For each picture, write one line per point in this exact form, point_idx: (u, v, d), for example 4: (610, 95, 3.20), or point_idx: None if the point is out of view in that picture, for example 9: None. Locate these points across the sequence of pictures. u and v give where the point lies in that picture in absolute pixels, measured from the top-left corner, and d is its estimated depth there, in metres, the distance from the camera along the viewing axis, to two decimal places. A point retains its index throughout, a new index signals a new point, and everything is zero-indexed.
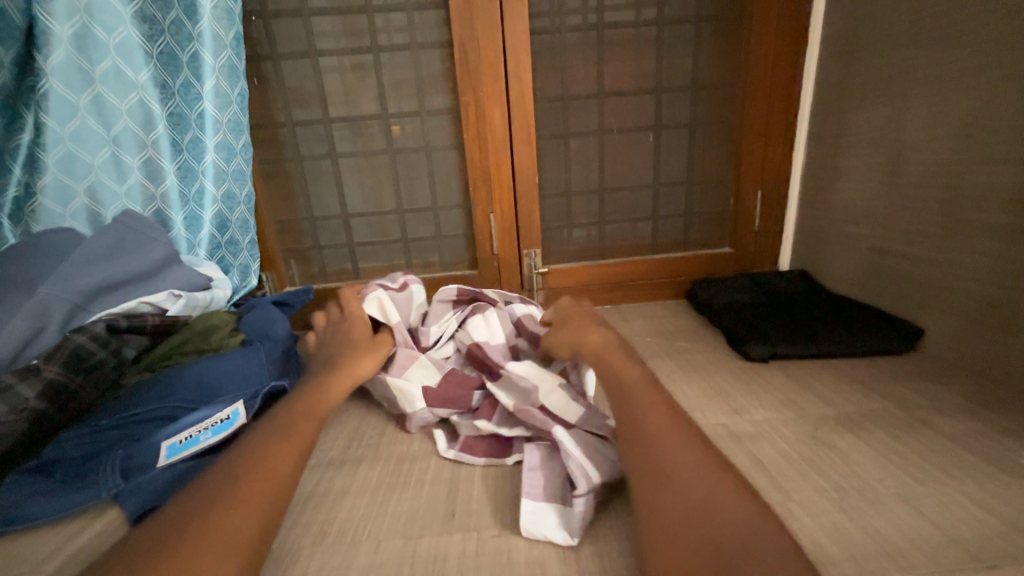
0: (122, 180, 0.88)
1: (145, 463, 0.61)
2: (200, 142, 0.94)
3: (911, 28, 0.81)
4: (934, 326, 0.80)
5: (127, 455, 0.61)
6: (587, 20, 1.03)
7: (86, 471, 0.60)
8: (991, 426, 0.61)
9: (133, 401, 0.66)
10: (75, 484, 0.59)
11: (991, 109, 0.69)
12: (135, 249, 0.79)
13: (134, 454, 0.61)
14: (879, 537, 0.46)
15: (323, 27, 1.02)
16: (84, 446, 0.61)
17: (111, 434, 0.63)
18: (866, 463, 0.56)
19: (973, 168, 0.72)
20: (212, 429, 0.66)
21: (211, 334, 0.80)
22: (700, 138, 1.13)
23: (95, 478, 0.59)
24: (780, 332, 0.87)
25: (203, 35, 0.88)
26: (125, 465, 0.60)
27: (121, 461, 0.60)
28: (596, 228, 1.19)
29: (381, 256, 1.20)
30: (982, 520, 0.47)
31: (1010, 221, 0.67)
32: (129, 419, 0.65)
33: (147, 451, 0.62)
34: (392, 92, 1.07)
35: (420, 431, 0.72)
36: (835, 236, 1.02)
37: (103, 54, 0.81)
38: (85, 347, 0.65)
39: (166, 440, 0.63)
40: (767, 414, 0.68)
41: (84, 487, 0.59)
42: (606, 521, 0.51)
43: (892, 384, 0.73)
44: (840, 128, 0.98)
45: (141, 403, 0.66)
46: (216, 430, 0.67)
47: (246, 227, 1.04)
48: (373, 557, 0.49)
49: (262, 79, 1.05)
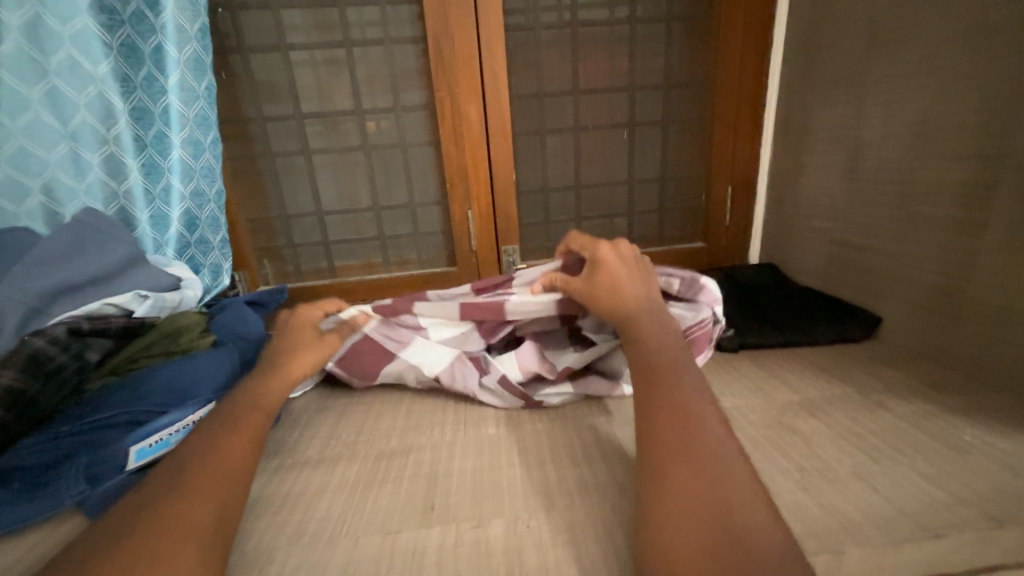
0: (81, 177, 0.85)
1: (112, 468, 0.60)
2: (166, 138, 0.90)
3: (869, 30, 0.85)
4: (890, 314, 0.84)
5: (92, 460, 0.59)
6: (562, 18, 1.04)
7: (48, 478, 0.58)
8: (940, 407, 0.65)
9: (98, 405, 0.64)
10: (39, 490, 0.58)
11: (939, 111, 0.73)
12: (98, 249, 0.76)
13: (99, 460, 0.59)
14: (837, 513, 0.49)
15: (294, 20, 1.00)
16: (46, 453, 0.59)
17: (72, 441, 0.60)
18: (825, 444, 0.59)
19: (925, 163, 0.76)
20: (182, 432, 0.66)
21: (181, 335, 0.77)
22: (673, 135, 1.16)
23: (59, 484, 0.58)
24: (750, 323, 0.91)
25: (166, 26, 0.84)
26: (91, 470, 0.59)
27: (86, 466, 0.59)
28: (574, 224, 1.20)
29: (357, 254, 1.18)
30: (930, 495, 0.50)
31: (957, 214, 0.71)
32: (90, 424, 0.62)
33: (115, 455, 0.60)
34: (366, 88, 1.06)
35: (400, 427, 0.72)
36: (801, 230, 1.06)
37: (56, 45, 0.79)
38: (43, 351, 0.62)
39: (136, 444, 0.61)
40: (736, 401, 0.70)
41: (49, 494, 0.58)
42: (583, 508, 0.52)
43: (852, 369, 0.77)
44: (803, 126, 1.02)
45: (106, 407, 0.64)
46: (186, 433, 0.66)
47: (216, 225, 1.01)
48: (351, 554, 0.49)
49: (229, 72, 1.02)
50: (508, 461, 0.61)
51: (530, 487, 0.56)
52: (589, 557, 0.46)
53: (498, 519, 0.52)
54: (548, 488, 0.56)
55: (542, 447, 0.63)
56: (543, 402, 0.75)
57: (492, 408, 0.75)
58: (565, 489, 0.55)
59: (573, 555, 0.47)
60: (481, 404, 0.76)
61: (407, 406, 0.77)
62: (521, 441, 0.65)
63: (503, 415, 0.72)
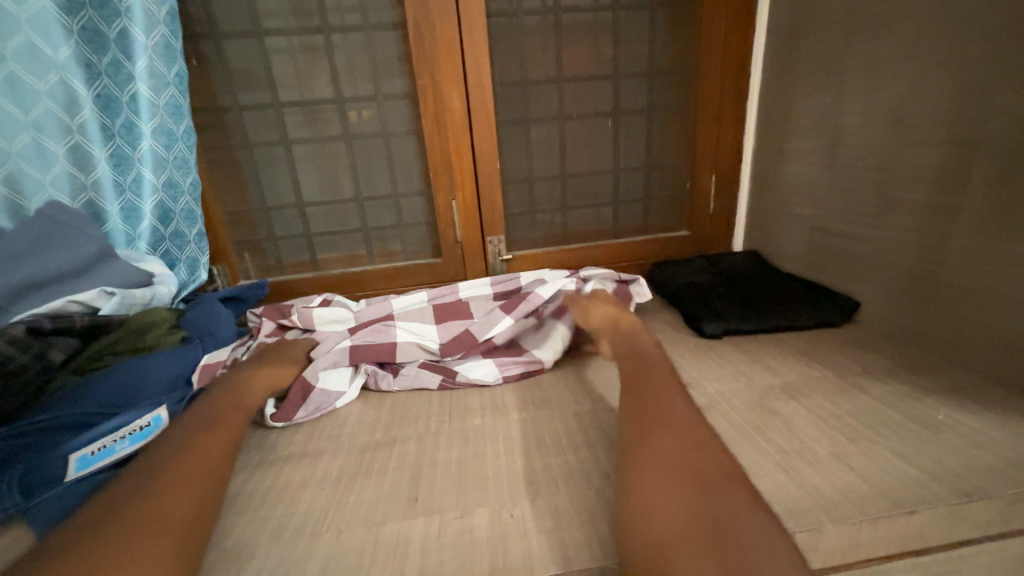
0: (47, 168, 0.83)
1: (50, 478, 0.54)
2: (135, 127, 0.87)
3: (848, 17, 0.85)
4: (868, 298, 0.86)
5: (27, 469, 0.54)
6: (544, 3, 1.02)
7: None
8: (913, 388, 0.66)
9: (47, 408, 0.62)
10: None
11: (915, 98, 0.74)
12: (64, 243, 0.73)
13: (34, 469, 0.54)
14: (815, 492, 0.50)
15: (268, 4, 0.96)
16: None
17: (11, 444, 0.56)
18: (805, 426, 0.60)
19: (902, 150, 0.77)
20: (129, 436, 0.60)
21: (147, 332, 0.76)
22: (657, 123, 1.15)
23: None
24: (733, 310, 0.92)
25: (132, 10, 0.81)
26: (26, 481, 0.53)
27: (21, 476, 0.54)
28: (560, 214, 1.19)
29: (341, 246, 1.16)
30: (904, 473, 0.51)
31: (933, 199, 0.72)
32: (36, 427, 0.58)
33: (54, 463, 0.55)
34: (345, 76, 1.03)
35: (383, 420, 0.71)
36: (783, 217, 1.07)
37: (14, 28, 0.75)
38: (3, 352, 0.59)
39: (76, 452, 0.57)
40: (720, 387, 0.71)
41: None
42: (567, 495, 0.52)
43: (832, 353, 0.78)
44: (786, 114, 1.02)
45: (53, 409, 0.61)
46: (134, 437, 0.61)
47: (192, 218, 0.97)
48: (335, 548, 0.48)
49: (201, 59, 0.98)
50: (493, 451, 0.61)
51: (514, 476, 0.56)
52: (573, 541, 0.47)
53: (482, 508, 0.52)
54: (532, 476, 0.56)
55: (527, 436, 0.63)
56: (530, 391, 0.75)
57: (479, 398, 0.75)
58: (549, 478, 0.55)
59: (557, 540, 0.47)
60: (466, 395, 0.75)
61: (392, 400, 0.77)
62: (507, 430, 0.65)
63: (489, 405, 0.72)
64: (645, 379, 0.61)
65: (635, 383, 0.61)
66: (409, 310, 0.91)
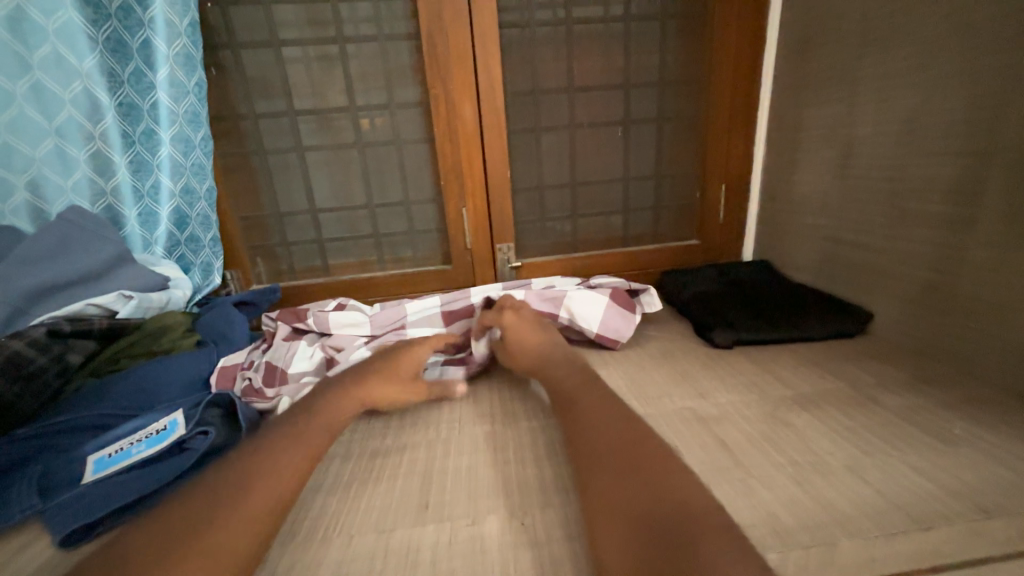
0: (68, 174, 0.85)
1: (69, 478, 0.56)
2: (155, 135, 0.89)
3: (860, 29, 0.85)
4: (882, 309, 0.85)
5: (46, 470, 0.56)
6: (556, 15, 1.04)
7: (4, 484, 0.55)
8: (930, 401, 0.65)
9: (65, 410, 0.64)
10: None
11: (927, 108, 0.74)
12: (83, 248, 0.75)
13: (52, 470, 0.56)
14: (830, 507, 0.49)
15: (286, 16, 0.99)
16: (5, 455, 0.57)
17: (28, 444, 0.58)
18: (819, 439, 0.60)
19: (914, 161, 0.77)
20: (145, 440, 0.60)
21: (163, 335, 0.78)
22: (668, 133, 1.15)
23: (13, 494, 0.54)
24: (743, 319, 0.91)
25: (155, 21, 0.83)
26: (44, 481, 0.56)
27: (40, 476, 0.56)
28: (570, 221, 1.20)
29: (352, 252, 1.17)
30: (921, 488, 0.50)
31: (948, 211, 0.72)
32: (55, 428, 0.60)
33: (72, 464, 0.57)
34: (359, 85, 1.05)
35: (394, 426, 0.71)
36: (796, 228, 1.06)
37: (41, 39, 0.78)
38: (22, 354, 0.61)
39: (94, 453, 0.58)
40: (731, 397, 0.71)
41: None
42: (577, 506, 0.52)
43: (846, 365, 0.77)
44: (798, 123, 1.02)
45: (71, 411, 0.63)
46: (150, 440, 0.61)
47: (207, 223, 0.99)
48: (347, 552, 0.49)
49: (219, 68, 1.00)
50: (503, 459, 0.61)
51: (523, 484, 0.56)
52: (583, 553, 0.46)
53: (493, 516, 0.52)
54: (541, 485, 0.56)
55: (536, 445, 0.63)
56: (539, 399, 0.75)
57: (488, 405, 0.75)
58: (559, 488, 0.55)
59: (566, 550, 0.47)
60: (475, 402, 0.76)
61: (401, 406, 0.77)
62: (516, 438, 0.65)
63: (498, 413, 0.72)
64: (614, 417, 0.55)
65: (604, 419, 0.55)
66: (424, 315, 0.92)
